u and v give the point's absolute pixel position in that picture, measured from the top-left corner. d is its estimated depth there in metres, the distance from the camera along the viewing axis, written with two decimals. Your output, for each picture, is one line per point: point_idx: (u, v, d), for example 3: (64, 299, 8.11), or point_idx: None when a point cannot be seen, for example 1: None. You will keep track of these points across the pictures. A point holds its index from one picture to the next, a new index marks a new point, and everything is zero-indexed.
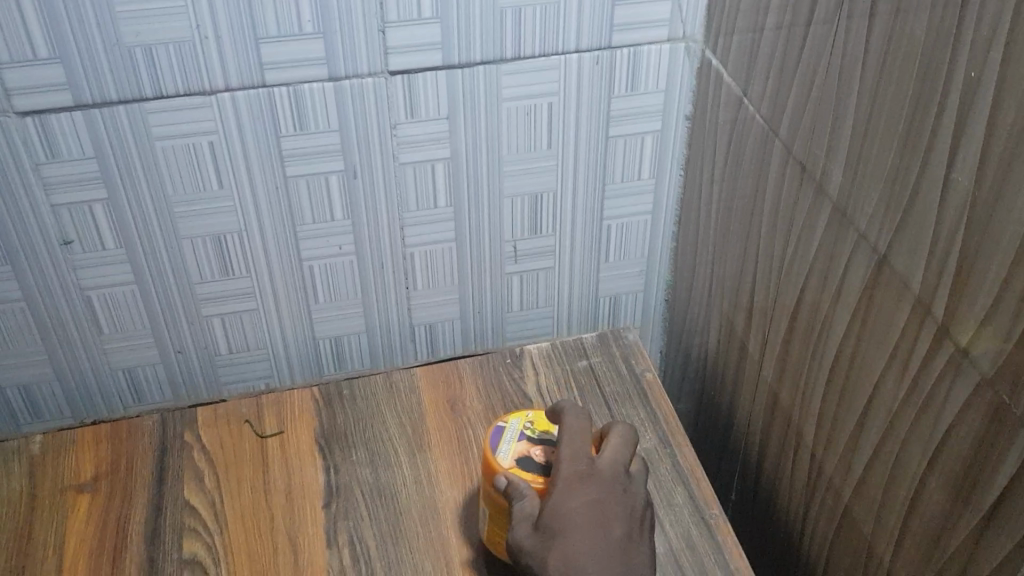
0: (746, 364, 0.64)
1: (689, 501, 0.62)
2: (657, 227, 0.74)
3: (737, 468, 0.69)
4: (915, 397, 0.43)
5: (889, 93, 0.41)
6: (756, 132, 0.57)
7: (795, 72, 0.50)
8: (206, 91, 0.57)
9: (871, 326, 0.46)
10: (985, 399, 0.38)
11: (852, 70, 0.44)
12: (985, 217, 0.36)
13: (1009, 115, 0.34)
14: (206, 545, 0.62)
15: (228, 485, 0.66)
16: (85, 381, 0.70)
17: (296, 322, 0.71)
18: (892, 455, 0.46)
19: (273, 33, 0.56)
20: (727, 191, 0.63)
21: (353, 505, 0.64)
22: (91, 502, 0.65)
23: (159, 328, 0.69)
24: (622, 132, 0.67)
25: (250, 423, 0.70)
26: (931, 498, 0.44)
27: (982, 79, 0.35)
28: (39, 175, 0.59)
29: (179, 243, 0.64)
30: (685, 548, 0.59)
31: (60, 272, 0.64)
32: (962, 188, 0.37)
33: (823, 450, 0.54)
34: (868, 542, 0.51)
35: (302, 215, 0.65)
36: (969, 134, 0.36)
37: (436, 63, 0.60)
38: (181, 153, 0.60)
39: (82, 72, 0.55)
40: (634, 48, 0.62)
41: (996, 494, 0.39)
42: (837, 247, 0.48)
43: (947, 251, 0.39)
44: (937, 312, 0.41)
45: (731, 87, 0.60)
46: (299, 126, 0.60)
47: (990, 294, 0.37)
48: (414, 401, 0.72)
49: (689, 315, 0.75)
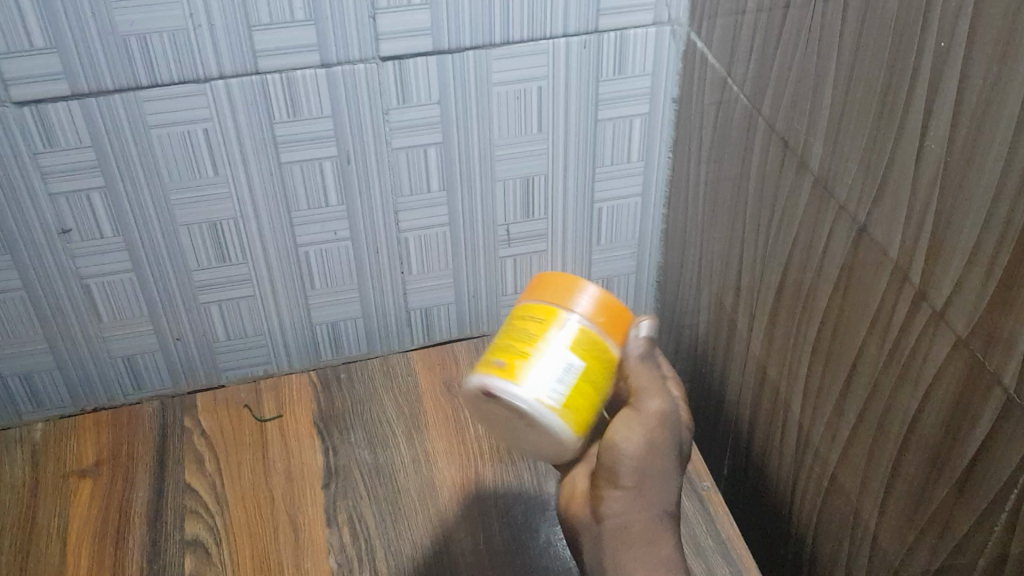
0: (735, 341, 0.65)
1: (681, 476, 0.64)
2: (647, 208, 0.75)
3: (728, 444, 0.70)
4: (895, 362, 0.45)
5: (865, 66, 0.42)
6: (740, 111, 0.58)
7: (776, 50, 0.51)
8: (200, 79, 0.59)
9: (852, 295, 0.48)
10: (962, 359, 0.40)
11: (830, 45, 0.45)
12: (957, 181, 0.37)
13: (977, 80, 0.35)
14: (208, 525, 0.63)
15: (228, 467, 0.67)
16: (85, 368, 0.71)
17: (293, 308, 0.72)
18: (876, 420, 0.47)
19: (265, 20, 0.57)
20: (713, 171, 0.64)
21: (351, 484, 0.65)
22: (93, 486, 0.66)
23: (157, 315, 0.70)
24: (610, 115, 0.68)
25: (248, 408, 0.71)
26: (913, 461, 0.45)
27: (952, 47, 0.36)
28: (37, 164, 0.60)
29: (176, 230, 0.66)
30: (677, 521, 0.61)
31: (59, 261, 0.65)
32: (935, 154, 0.38)
33: (810, 421, 0.55)
34: (854, 509, 0.52)
35: (296, 201, 0.66)
36: (941, 101, 0.38)
37: (426, 48, 0.61)
38: (176, 140, 0.61)
39: (78, 62, 0.56)
40: (620, 32, 0.63)
41: (974, 451, 0.40)
42: (819, 219, 0.50)
43: (922, 217, 0.40)
44: (915, 277, 0.42)
45: (716, 68, 0.61)
46: (293, 112, 0.62)
47: (964, 256, 0.38)
48: (410, 384, 0.73)
49: (680, 296, 0.76)
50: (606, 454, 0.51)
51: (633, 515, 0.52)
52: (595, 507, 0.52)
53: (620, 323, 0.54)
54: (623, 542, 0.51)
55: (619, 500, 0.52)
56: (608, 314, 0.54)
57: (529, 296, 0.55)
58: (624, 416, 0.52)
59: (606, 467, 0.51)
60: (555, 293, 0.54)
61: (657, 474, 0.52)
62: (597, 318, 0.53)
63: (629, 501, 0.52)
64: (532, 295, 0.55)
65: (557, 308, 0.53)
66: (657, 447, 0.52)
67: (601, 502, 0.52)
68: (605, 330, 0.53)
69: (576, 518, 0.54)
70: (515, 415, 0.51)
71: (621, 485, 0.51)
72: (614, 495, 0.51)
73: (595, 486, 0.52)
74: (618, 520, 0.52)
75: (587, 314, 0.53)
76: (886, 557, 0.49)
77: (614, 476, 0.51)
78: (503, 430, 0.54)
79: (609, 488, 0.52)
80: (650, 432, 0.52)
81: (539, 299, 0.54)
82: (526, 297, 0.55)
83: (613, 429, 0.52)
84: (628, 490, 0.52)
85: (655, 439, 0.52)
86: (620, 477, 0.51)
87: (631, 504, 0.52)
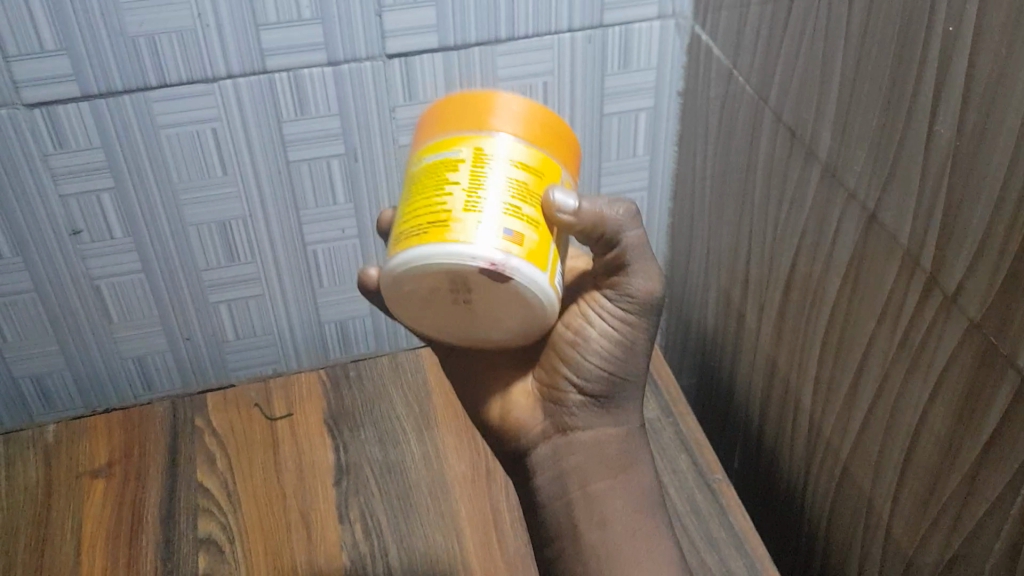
0: (743, 333, 0.65)
1: (692, 468, 0.64)
2: (654, 202, 0.75)
3: (739, 436, 0.70)
4: (906, 348, 0.45)
5: (873, 51, 0.43)
6: (746, 103, 0.58)
7: (782, 41, 0.52)
8: (209, 79, 0.59)
9: (863, 283, 0.48)
10: (975, 343, 0.40)
11: (836, 34, 0.46)
12: (968, 164, 0.38)
13: (987, 63, 0.36)
14: (221, 524, 0.63)
15: (240, 466, 0.67)
16: (95, 370, 0.72)
17: (302, 306, 0.73)
18: (888, 408, 0.48)
19: (273, 19, 0.57)
20: (720, 164, 0.64)
21: (363, 481, 0.66)
22: (106, 486, 0.66)
23: (167, 315, 0.70)
24: (616, 109, 0.68)
25: (259, 407, 0.72)
26: (926, 447, 0.45)
27: (960, 31, 0.37)
28: (48, 166, 0.60)
29: (185, 230, 0.66)
30: (689, 512, 0.61)
31: (70, 262, 0.65)
32: (945, 139, 0.39)
33: (821, 410, 0.55)
34: (867, 498, 0.52)
35: (305, 199, 0.66)
36: (950, 86, 0.38)
37: (432, 45, 0.61)
38: (185, 140, 0.61)
39: (88, 63, 0.57)
40: (625, 26, 0.64)
41: (988, 434, 0.40)
42: (828, 207, 0.50)
43: (933, 202, 0.41)
44: (925, 262, 0.42)
45: (722, 61, 0.61)
46: (301, 111, 0.62)
47: (975, 240, 0.38)
48: (420, 381, 0.73)
49: (687, 289, 0.76)
50: (570, 351, 0.49)
51: (599, 430, 0.51)
52: (553, 414, 0.51)
53: (547, 123, 0.44)
54: (593, 477, 0.50)
55: (580, 404, 0.50)
56: (520, 116, 0.43)
57: (420, 139, 0.45)
58: (601, 309, 0.49)
59: (568, 365, 0.50)
60: (454, 118, 0.44)
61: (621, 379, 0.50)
62: (513, 121, 0.43)
63: (590, 407, 0.51)
64: (425, 135, 0.45)
65: (458, 130, 0.43)
66: (627, 341, 0.49)
67: (561, 412, 0.51)
68: (526, 128, 0.43)
69: (518, 420, 0.51)
70: (453, 276, 0.40)
71: (582, 387, 0.50)
72: (574, 396, 0.50)
73: (553, 383, 0.50)
74: (588, 437, 0.51)
75: (500, 125, 0.43)
76: (899, 544, 0.49)
77: (577, 375, 0.49)
78: (424, 303, 0.43)
79: (570, 389, 0.50)
80: (620, 322, 0.49)
81: (435, 132, 0.44)
82: (419, 141, 0.45)
83: (580, 323, 0.49)
84: (589, 390, 0.50)
85: (627, 332, 0.49)
86: (581, 377, 0.50)
87: (592, 414, 0.51)
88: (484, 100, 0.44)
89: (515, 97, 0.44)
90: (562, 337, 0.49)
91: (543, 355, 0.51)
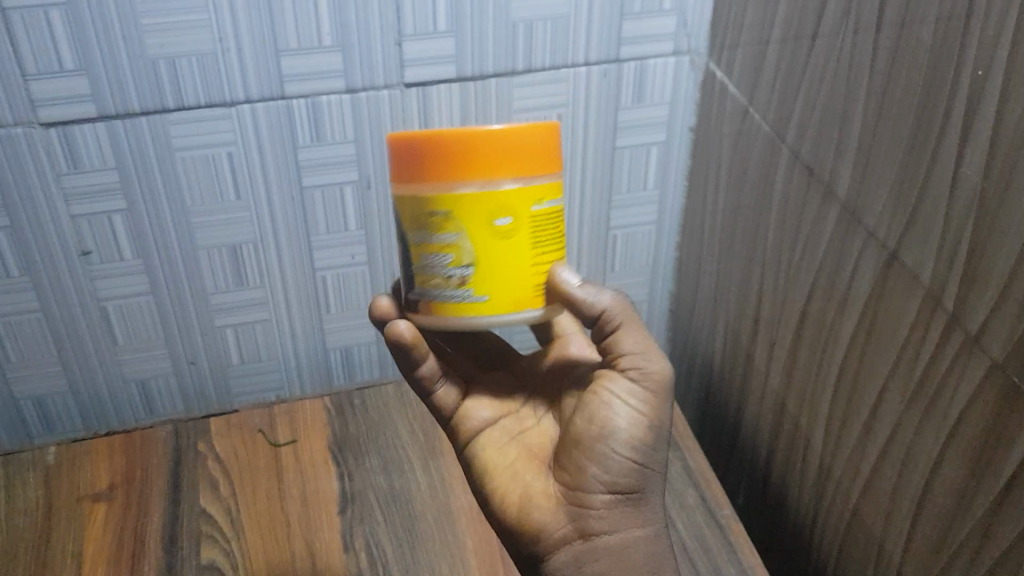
0: (751, 372, 0.66)
1: (699, 504, 0.64)
2: (662, 235, 0.76)
3: (745, 472, 0.69)
4: (924, 391, 0.45)
5: (898, 92, 0.44)
6: (759, 141, 0.59)
7: (802, 79, 0.53)
8: (226, 103, 0.59)
9: (878, 326, 0.48)
10: (996, 383, 0.40)
11: (860, 74, 0.47)
12: (994, 204, 0.38)
13: (1017, 105, 0.36)
14: (225, 552, 0.61)
15: (243, 492, 0.66)
16: (97, 393, 0.71)
17: (308, 332, 0.73)
18: (903, 448, 0.47)
19: (293, 45, 0.58)
20: (732, 199, 0.64)
21: (367, 509, 0.65)
22: (107, 510, 0.65)
23: (173, 338, 0.70)
24: (628, 143, 0.69)
25: (262, 432, 0.71)
26: (941, 490, 0.45)
27: (989, 75, 0.37)
28: (60, 186, 0.60)
29: (195, 254, 0.66)
30: (698, 549, 0.61)
31: (78, 282, 0.65)
32: (972, 180, 0.39)
33: (831, 450, 0.55)
34: (878, 542, 0.51)
35: (316, 226, 0.67)
36: (977, 128, 0.39)
37: (449, 74, 0.61)
38: (201, 164, 0.61)
39: (107, 84, 0.56)
40: (641, 61, 0.65)
41: (1004, 480, 0.40)
42: (845, 247, 0.50)
43: (958, 242, 0.41)
44: (948, 302, 0.42)
45: (736, 98, 0.62)
46: (316, 137, 0.62)
47: (1000, 281, 0.38)
48: (423, 412, 0.73)
49: (694, 325, 0.76)
50: (597, 446, 0.48)
51: (626, 533, 0.49)
52: (577, 518, 0.48)
53: (532, 144, 0.44)
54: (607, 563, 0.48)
55: (607, 504, 0.48)
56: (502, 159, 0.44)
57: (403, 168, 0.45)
58: (619, 397, 0.49)
59: (596, 460, 0.48)
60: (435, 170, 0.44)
61: (648, 471, 0.49)
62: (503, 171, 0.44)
63: (617, 507, 0.49)
64: (405, 172, 0.45)
65: (447, 188, 0.44)
66: (650, 428, 0.49)
67: (587, 515, 0.48)
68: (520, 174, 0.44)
69: (538, 524, 0.49)
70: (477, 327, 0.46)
71: (609, 485, 0.48)
72: (602, 496, 0.48)
73: (579, 485, 0.48)
74: (613, 534, 0.48)
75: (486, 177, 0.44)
76: None
77: (603, 471, 0.48)
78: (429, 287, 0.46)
79: (596, 487, 0.48)
80: (642, 407, 0.49)
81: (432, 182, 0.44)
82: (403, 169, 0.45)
83: (603, 412, 0.49)
84: (616, 489, 0.48)
85: (648, 416, 0.49)
86: (609, 474, 0.48)
87: (619, 515, 0.49)
88: (466, 151, 0.43)
89: (496, 137, 0.44)
90: (589, 433, 0.49)
91: (567, 455, 0.50)
